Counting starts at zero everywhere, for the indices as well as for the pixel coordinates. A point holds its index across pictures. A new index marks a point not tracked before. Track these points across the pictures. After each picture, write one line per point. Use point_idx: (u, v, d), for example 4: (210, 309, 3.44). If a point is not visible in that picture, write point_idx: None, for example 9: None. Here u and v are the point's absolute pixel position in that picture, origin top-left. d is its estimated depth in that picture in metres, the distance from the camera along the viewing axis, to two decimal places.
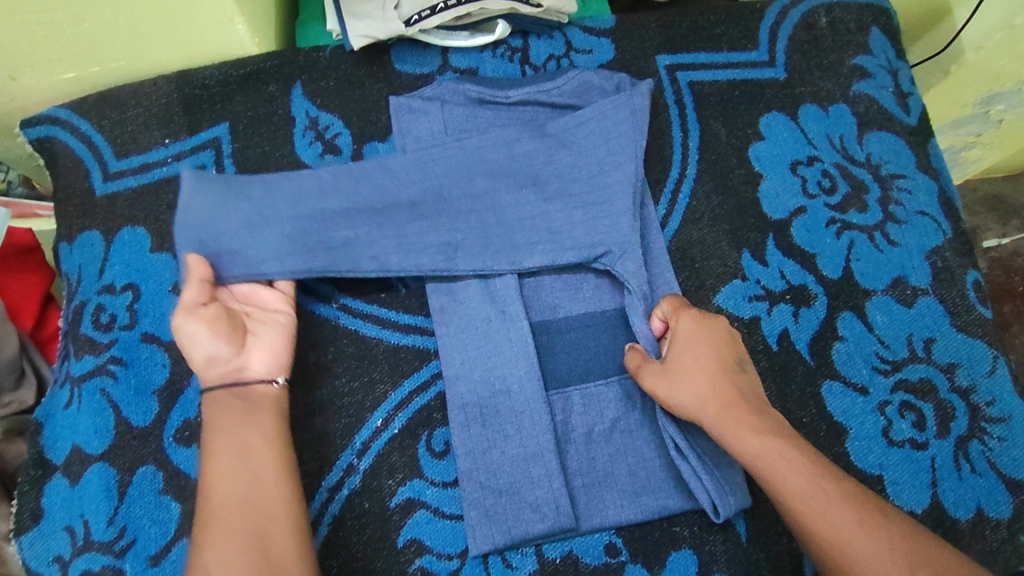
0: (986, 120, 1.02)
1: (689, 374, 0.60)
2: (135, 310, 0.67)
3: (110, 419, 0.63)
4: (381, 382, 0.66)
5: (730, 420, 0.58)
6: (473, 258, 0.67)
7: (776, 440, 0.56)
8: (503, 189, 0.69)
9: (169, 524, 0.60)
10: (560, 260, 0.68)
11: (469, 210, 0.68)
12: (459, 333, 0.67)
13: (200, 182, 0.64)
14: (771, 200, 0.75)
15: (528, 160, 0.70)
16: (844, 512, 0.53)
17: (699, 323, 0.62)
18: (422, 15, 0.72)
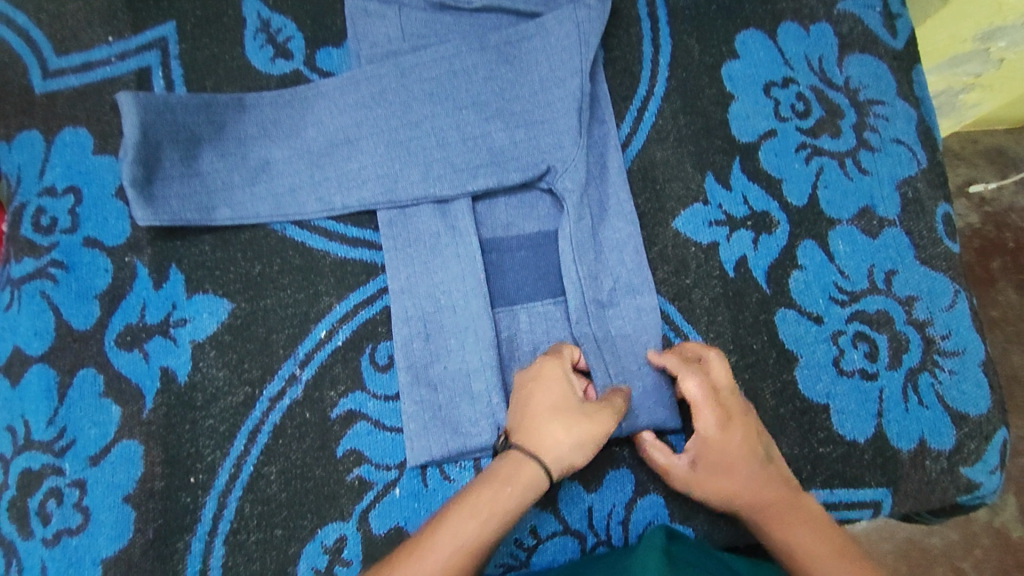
0: (986, 60, 0.96)
1: (731, 473, 0.58)
2: (77, 214, 0.64)
3: (50, 321, 0.62)
4: (327, 294, 0.65)
5: (801, 539, 0.56)
6: (413, 184, 0.65)
7: (830, 547, 0.55)
8: (443, 108, 0.67)
9: (109, 426, 0.60)
10: (506, 180, 0.65)
11: (404, 130, 0.66)
12: (406, 248, 0.65)
13: (145, 115, 0.62)
14: (741, 122, 0.72)
15: (463, 79, 0.68)
16: None
17: (733, 413, 0.59)
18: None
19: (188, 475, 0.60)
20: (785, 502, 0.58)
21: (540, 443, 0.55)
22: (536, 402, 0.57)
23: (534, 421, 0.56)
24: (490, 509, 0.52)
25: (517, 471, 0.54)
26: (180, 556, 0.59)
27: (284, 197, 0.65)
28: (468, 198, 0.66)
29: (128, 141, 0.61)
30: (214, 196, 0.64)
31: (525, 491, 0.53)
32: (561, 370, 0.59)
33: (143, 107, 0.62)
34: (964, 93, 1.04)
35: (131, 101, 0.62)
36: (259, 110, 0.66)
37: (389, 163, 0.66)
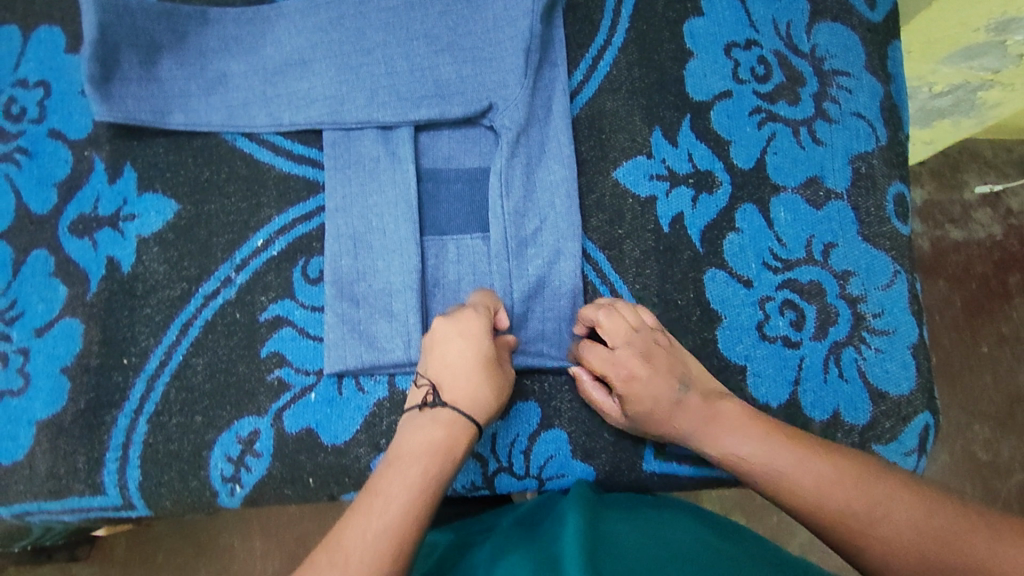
0: (1004, 55, 0.95)
1: (651, 413, 0.62)
2: (45, 106, 0.69)
3: (11, 203, 0.67)
4: (268, 206, 0.68)
5: (735, 446, 0.58)
6: (358, 108, 0.68)
7: (754, 440, 0.58)
8: (395, 37, 0.69)
9: (54, 304, 0.65)
10: (447, 112, 0.67)
11: (355, 55, 0.69)
12: (346, 169, 0.68)
13: (106, 16, 0.65)
14: (696, 80, 0.72)
15: (418, 11, 0.69)
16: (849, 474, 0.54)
17: (640, 355, 0.61)
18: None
19: (122, 357, 0.65)
20: (702, 421, 0.60)
21: (466, 405, 0.58)
22: (457, 361, 0.59)
23: (462, 386, 0.59)
24: (424, 479, 0.54)
25: (446, 434, 0.57)
26: (106, 428, 0.63)
27: (236, 109, 0.68)
28: (410, 126, 0.68)
29: (87, 39, 0.65)
30: (169, 102, 0.67)
31: (458, 450, 0.57)
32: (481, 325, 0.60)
33: (104, 7, 0.65)
34: (983, 90, 1.03)
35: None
36: (221, 25, 0.69)
37: (338, 85, 0.68)
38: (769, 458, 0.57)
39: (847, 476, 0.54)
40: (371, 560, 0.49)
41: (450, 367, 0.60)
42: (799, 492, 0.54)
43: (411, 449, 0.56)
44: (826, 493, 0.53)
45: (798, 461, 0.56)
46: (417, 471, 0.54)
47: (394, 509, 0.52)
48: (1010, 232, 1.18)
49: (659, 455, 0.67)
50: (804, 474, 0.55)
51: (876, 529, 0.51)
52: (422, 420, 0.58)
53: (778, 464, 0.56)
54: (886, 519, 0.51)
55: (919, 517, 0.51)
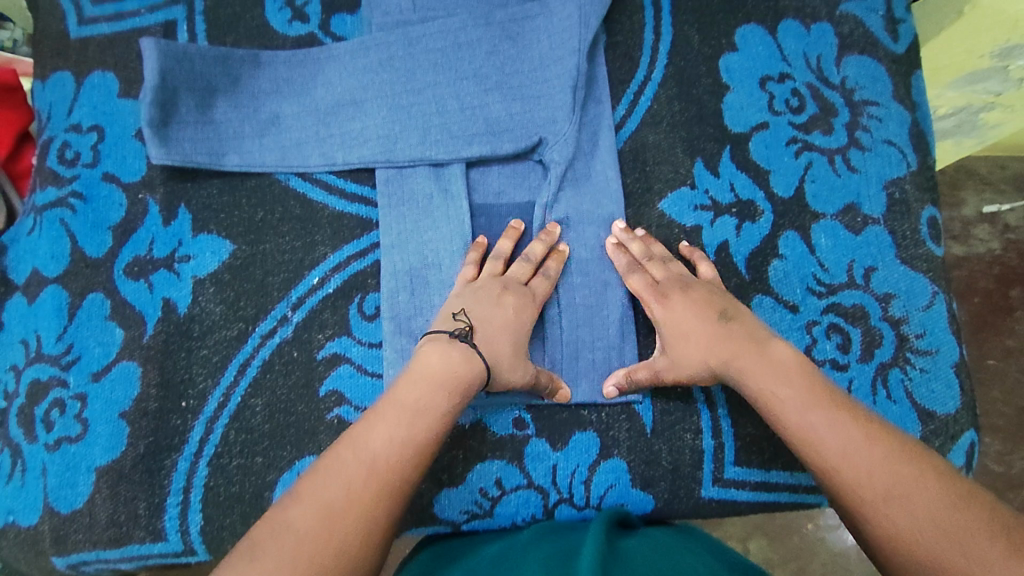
0: (1006, 78, 0.99)
1: (687, 338, 0.62)
2: (99, 151, 0.71)
3: (66, 246, 0.68)
4: (322, 244, 0.69)
5: (773, 388, 0.58)
6: (411, 147, 0.70)
7: (794, 389, 0.58)
8: (445, 77, 0.72)
9: (111, 347, 0.65)
10: (498, 148, 0.69)
11: (406, 96, 0.71)
12: (400, 206, 0.69)
13: (165, 60, 0.67)
14: (734, 112, 0.74)
15: (466, 52, 0.72)
16: (878, 452, 0.53)
17: (684, 289, 0.64)
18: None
19: (180, 399, 0.64)
20: (741, 360, 0.60)
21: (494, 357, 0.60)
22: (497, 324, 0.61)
23: (497, 336, 0.61)
24: (444, 406, 0.56)
25: (469, 370, 0.58)
26: (166, 472, 0.63)
27: (290, 150, 0.70)
28: (462, 163, 0.70)
29: (147, 84, 0.66)
30: (225, 144, 0.69)
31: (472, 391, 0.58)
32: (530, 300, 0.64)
33: (163, 54, 0.67)
34: (985, 111, 1.08)
35: (152, 46, 0.67)
36: (274, 68, 0.71)
37: (390, 125, 0.70)
38: (802, 414, 0.56)
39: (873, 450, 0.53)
40: (391, 472, 0.53)
41: (486, 325, 0.61)
42: (817, 451, 0.55)
43: (425, 371, 0.57)
44: (843, 460, 0.53)
45: (827, 417, 0.55)
46: (439, 399, 0.56)
47: (418, 428, 0.55)
48: (1009, 247, 1.20)
49: (717, 482, 0.66)
50: (829, 433, 0.55)
51: (880, 505, 0.51)
52: (448, 348, 0.58)
53: (807, 416, 0.56)
54: (893, 499, 0.51)
55: (936, 512, 0.49)
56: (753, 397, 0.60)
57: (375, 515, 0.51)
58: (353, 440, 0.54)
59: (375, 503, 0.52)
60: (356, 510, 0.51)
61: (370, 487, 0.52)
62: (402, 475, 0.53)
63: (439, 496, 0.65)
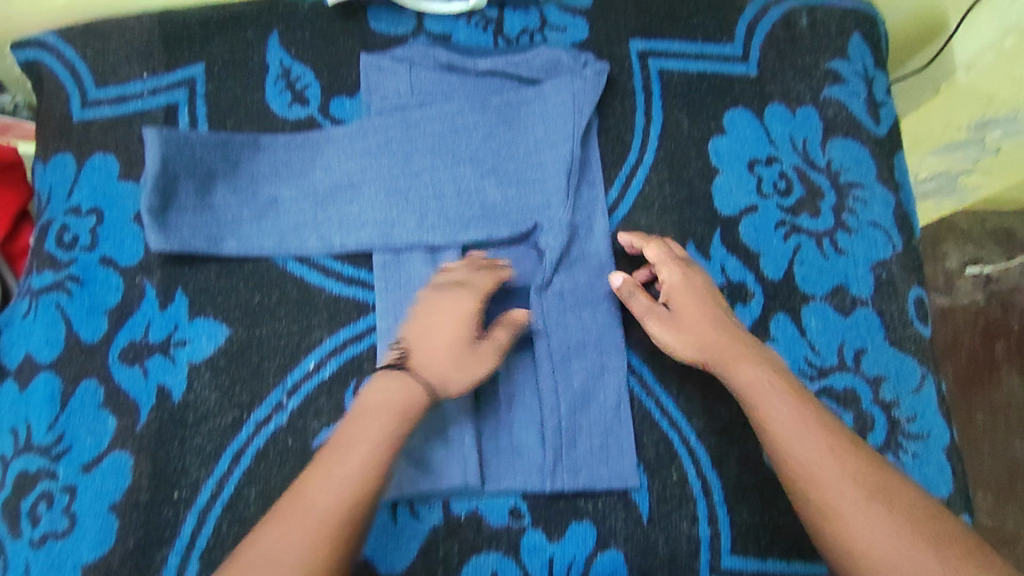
0: (984, 147, 0.98)
1: (692, 332, 0.66)
2: (97, 233, 0.71)
3: (61, 332, 0.68)
4: (318, 327, 0.70)
5: (768, 398, 0.61)
6: (408, 232, 0.71)
7: (791, 403, 0.61)
8: (443, 161, 0.73)
9: (104, 437, 0.65)
10: (495, 234, 0.71)
11: (404, 179, 0.72)
12: (397, 291, 0.70)
13: (167, 147, 0.68)
14: (724, 195, 0.76)
15: (463, 136, 0.73)
16: (857, 457, 0.57)
17: (690, 288, 0.67)
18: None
19: (172, 490, 0.64)
20: (737, 353, 0.64)
21: (440, 374, 0.62)
22: (437, 332, 0.63)
23: (435, 355, 0.62)
24: (382, 436, 0.57)
25: (404, 394, 0.60)
26: (157, 567, 0.62)
27: (288, 233, 0.71)
28: (459, 248, 0.71)
29: (148, 173, 0.67)
30: (224, 229, 0.70)
31: (411, 410, 0.59)
32: (472, 295, 0.65)
33: (165, 142, 0.68)
34: (963, 175, 1.05)
35: (154, 135, 0.68)
36: (273, 151, 0.72)
37: (388, 209, 0.71)
38: (789, 412, 0.60)
39: (862, 469, 0.57)
40: (329, 519, 0.53)
41: (420, 339, 0.63)
42: (810, 468, 0.57)
43: (363, 406, 0.59)
44: (837, 477, 0.56)
45: (819, 432, 0.59)
46: (376, 427, 0.58)
47: (353, 464, 0.56)
48: (993, 299, 1.14)
49: (714, 571, 0.66)
50: (822, 450, 0.58)
51: (867, 519, 0.54)
52: (381, 380, 0.61)
53: (801, 429, 0.59)
54: (881, 513, 0.54)
55: (907, 514, 0.54)
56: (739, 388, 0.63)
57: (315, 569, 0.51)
58: (296, 498, 0.54)
59: (315, 553, 0.52)
60: (299, 567, 0.51)
61: (309, 543, 0.52)
62: (343, 527, 0.53)
63: (365, 546, 0.63)
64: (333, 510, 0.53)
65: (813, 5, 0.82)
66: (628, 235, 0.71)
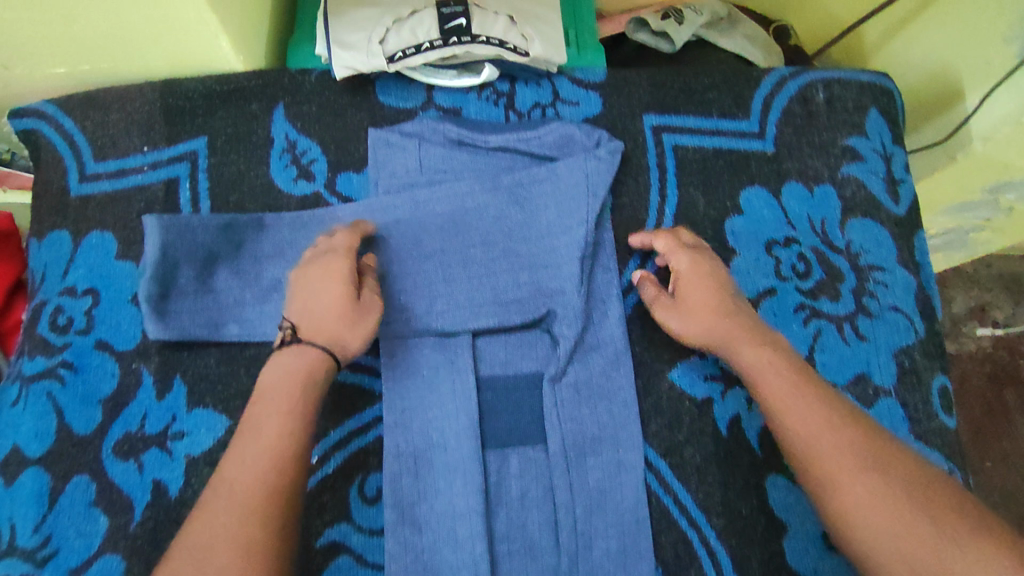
0: (997, 208, 0.99)
1: (697, 315, 0.66)
2: (93, 316, 0.69)
3: (52, 423, 0.65)
4: (323, 418, 0.67)
5: (770, 374, 0.62)
6: (417, 318, 0.69)
7: (789, 379, 0.61)
8: (453, 242, 0.71)
9: (93, 539, 0.61)
10: (507, 319, 0.69)
11: (412, 261, 0.70)
12: (405, 380, 0.67)
13: (168, 232, 0.66)
14: (742, 278, 0.74)
15: (473, 216, 0.72)
16: (858, 429, 0.56)
17: (700, 273, 0.68)
18: (433, 45, 0.70)
19: None
20: (738, 334, 0.65)
21: (331, 335, 0.61)
22: (326, 295, 0.62)
23: (325, 320, 0.61)
24: (293, 400, 0.57)
25: (304, 361, 0.59)
26: None
27: None
28: (469, 334, 0.69)
29: (148, 261, 0.65)
30: (226, 313, 0.67)
31: (314, 375, 0.59)
32: (343, 256, 0.64)
33: (166, 228, 0.66)
34: (974, 232, 1.07)
35: (155, 221, 0.66)
36: (277, 231, 0.70)
37: (396, 293, 0.69)
38: (790, 390, 0.60)
39: (860, 438, 0.56)
40: (260, 482, 0.52)
41: (302, 315, 0.61)
42: (806, 442, 0.57)
43: (267, 383, 0.58)
44: (837, 447, 0.55)
45: (815, 406, 0.58)
46: (275, 398, 0.57)
47: (272, 428, 0.55)
48: (999, 344, 1.15)
49: None
50: (821, 420, 0.57)
51: (863, 488, 0.53)
52: (279, 357, 0.60)
53: (799, 399, 0.59)
54: (875, 480, 0.53)
55: (905, 483, 0.53)
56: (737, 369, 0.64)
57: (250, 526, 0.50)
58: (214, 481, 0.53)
59: (245, 526, 0.50)
60: (230, 536, 0.50)
61: (234, 514, 0.51)
62: (271, 492, 0.52)
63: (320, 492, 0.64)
64: (252, 483, 0.52)
65: (830, 78, 0.80)
66: (640, 235, 0.71)
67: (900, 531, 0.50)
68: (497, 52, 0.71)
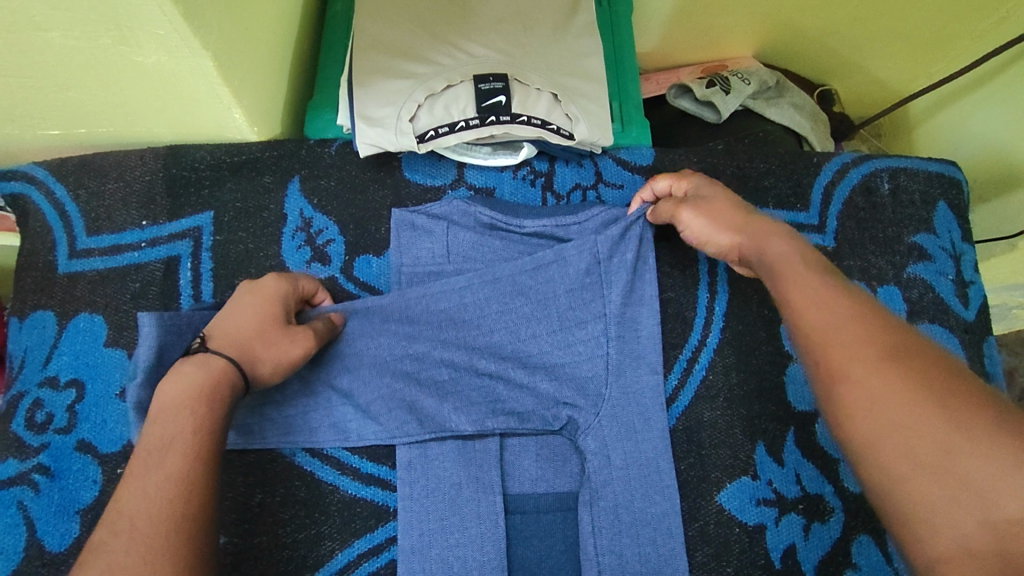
0: None
1: (718, 215, 0.57)
2: (76, 412, 0.61)
3: (22, 539, 0.57)
4: (329, 538, 0.59)
5: (793, 278, 0.48)
6: (433, 421, 0.61)
7: (814, 270, 0.48)
8: (467, 335, 0.63)
9: None
10: (526, 422, 0.62)
11: (426, 355, 0.62)
12: (424, 498, 0.60)
13: (165, 329, 0.58)
14: (798, 388, 0.67)
15: (491, 305, 0.64)
16: (874, 319, 0.43)
17: (716, 186, 0.60)
18: (469, 124, 0.64)
19: None
20: (760, 233, 0.53)
21: (247, 351, 0.53)
22: (247, 313, 0.55)
23: (242, 333, 0.54)
24: (197, 423, 0.47)
25: (209, 375, 0.50)
26: None
27: (296, 421, 0.61)
28: (494, 442, 0.61)
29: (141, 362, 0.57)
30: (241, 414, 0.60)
31: (221, 392, 0.50)
32: (275, 279, 0.59)
33: (164, 326, 0.58)
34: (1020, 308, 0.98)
35: (152, 319, 0.58)
36: None
37: (410, 392, 0.62)
38: (800, 279, 0.47)
39: (887, 331, 0.42)
40: (161, 521, 0.43)
41: (221, 320, 0.54)
42: (819, 312, 0.44)
43: (166, 401, 0.48)
44: (847, 336, 0.42)
45: (838, 296, 0.45)
46: (176, 420, 0.47)
47: (172, 458, 0.45)
48: None
49: None
50: (837, 310, 0.44)
51: (877, 377, 0.39)
52: (181, 366, 0.50)
53: (832, 322, 0.43)
54: (894, 369, 0.39)
55: (924, 376, 0.38)
56: (758, 259, 0.52)
57: (156, 572, 0.41)
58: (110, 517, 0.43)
59: (154, 561, 0.41)
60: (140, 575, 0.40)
61: (137, 551, 0.41)
62: (184, 521, 0.43)
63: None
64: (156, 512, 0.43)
65: (896, 167, 0.74)
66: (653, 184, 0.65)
67: (926, 432, 0.36)
68: (539, 133, 0.65)
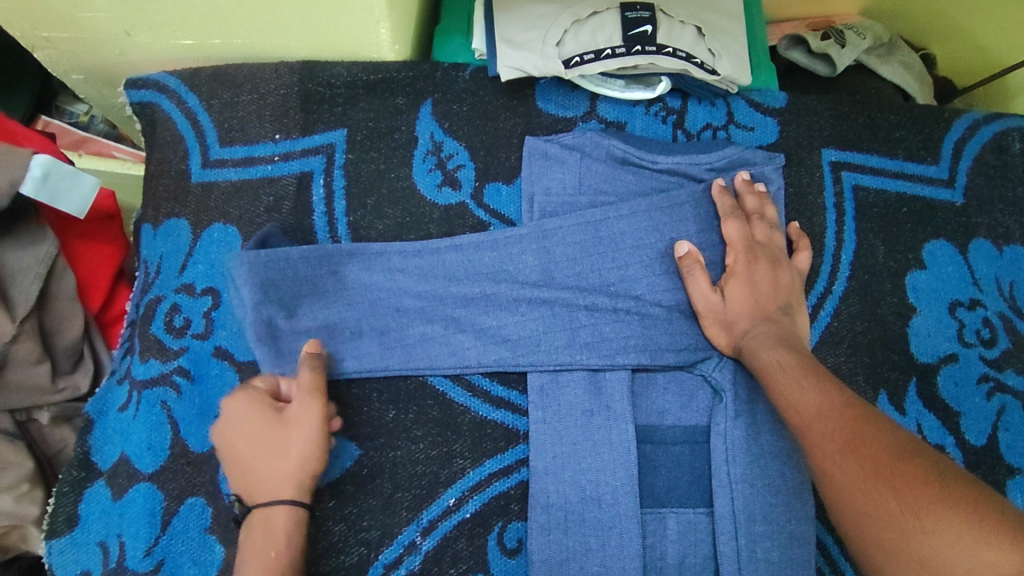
0: None
1: (740, 324, 0.60)
2: (212, 319, 0.61)
3: (167, 437, 0.58)
4: (460, 457, 0.60)
5: (742, 286, 0.61)
6: (559, 351, 0.61)
7: (811, 371, 0.54)
8: (602, 267, 0.63)
9: (209, 568, 0.56)
10: (658, 359, 0.61)
11: (551, 289, 0.62)
12: (557, 422, 0.60)
13: (261, 265, 0.59)
14: (921, 340, 0.67)
15: (626, 239, 0.63)
16: (842, 410, 0.48)
17: (756, 281, 0.61)
18: (615, 52, 0.63)
19: None
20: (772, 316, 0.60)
21: (279, 482, 0.50)
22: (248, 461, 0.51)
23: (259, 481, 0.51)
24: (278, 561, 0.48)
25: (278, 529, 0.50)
26: None
27: (414, 348, 0.61)
28: (623, 374, 0.61)
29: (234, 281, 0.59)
30: (339, 349, 0.61)
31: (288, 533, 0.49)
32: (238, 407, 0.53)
33: (261, 262, 0.59)
34: None
35: (246, 259, 0.59)
36: (422, 260, 0.63)
37: (536, 324, 0.62)
38: (781, 368, 0.55)
39: (851, 411, 0.48)
40: None
41: (239, 478, 0.52)
42: (805, 414, 0.50)
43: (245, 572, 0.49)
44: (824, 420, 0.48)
45: (823, 394, 0.51)
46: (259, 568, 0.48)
47: None
48: None
49: None
50: (818, 406, 0.50)
51: (842, 470, 0.45)
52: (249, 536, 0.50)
53: (745, 320, 0.60)
54: (847, 452, 0.45)
55: (882, 456, 0.43)
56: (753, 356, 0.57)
57: None
58: None
59: None
60: None
61: None
62: None
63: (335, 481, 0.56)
64: None
65: None
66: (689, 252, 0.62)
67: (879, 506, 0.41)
68: (684, 66, 0.64)
